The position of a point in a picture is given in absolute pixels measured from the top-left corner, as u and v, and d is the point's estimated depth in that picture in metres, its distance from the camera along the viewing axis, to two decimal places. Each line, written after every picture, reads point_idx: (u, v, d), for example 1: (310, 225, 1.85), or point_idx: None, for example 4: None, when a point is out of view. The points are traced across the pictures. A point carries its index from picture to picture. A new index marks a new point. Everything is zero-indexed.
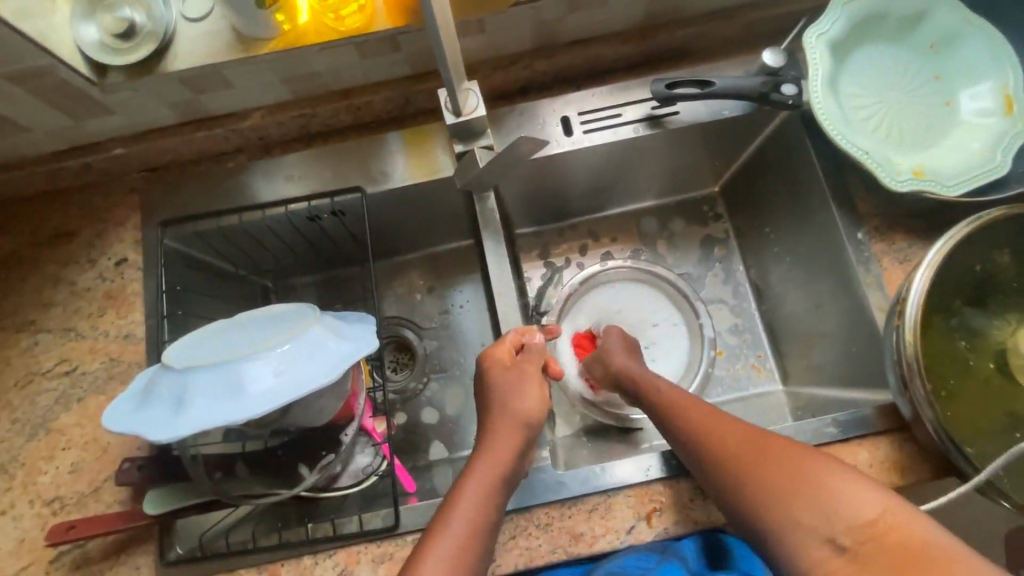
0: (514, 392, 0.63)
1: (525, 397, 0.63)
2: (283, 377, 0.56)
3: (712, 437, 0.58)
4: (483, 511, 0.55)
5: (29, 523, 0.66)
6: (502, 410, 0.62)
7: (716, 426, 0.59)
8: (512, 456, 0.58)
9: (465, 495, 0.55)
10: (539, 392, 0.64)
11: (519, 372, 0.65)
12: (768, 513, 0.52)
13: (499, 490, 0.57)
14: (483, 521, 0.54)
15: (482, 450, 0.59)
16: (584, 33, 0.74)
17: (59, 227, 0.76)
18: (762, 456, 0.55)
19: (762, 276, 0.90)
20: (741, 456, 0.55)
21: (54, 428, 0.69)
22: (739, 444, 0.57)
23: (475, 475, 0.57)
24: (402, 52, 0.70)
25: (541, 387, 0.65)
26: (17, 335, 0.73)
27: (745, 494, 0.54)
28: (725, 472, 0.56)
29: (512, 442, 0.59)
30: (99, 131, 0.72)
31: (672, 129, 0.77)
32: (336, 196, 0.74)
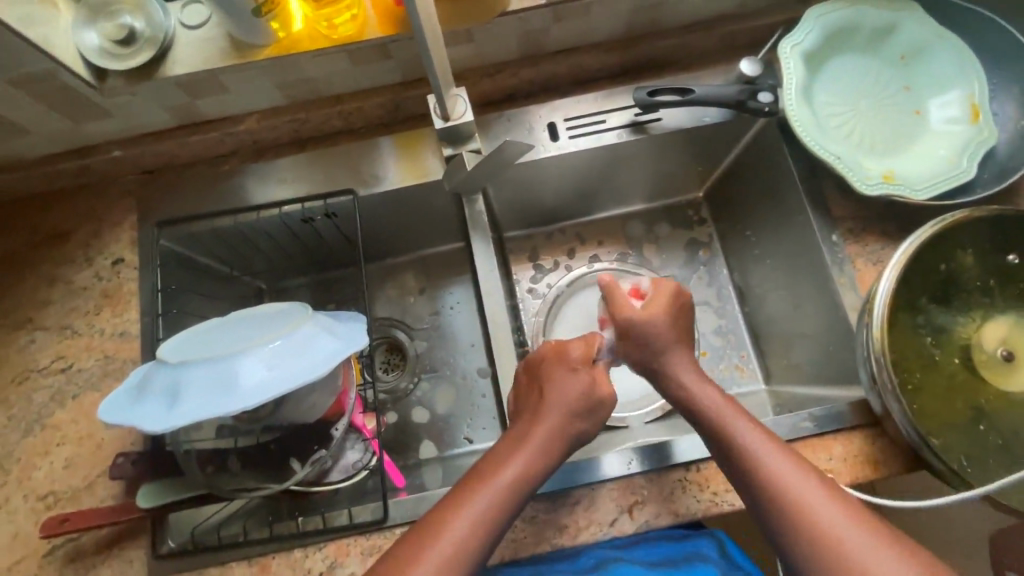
0: (580, 401, 0.61)
1: (581, 414, 0.61)
2: (276, 370, 0.58)
3: (740, 446, 0.56)
4: (502, 507, 0.55)
5: (24, 517, 0.67)
6: (554, 415, 0.60)
7: (745, 434, 0.56)
8: (548, 455, 0.59)
9: (487, 490, 0.55)
10: (595, 411, 0.62)
11: (581, 385, 0.62)
12: (788, 533, 0.51)
13: (524, 485, 0.57)
14: (495, 517, 0.54)
15: (518, 444, 0.59)
16: (569, 42, 0.77)
17: (57, 227, 0.77)
18: (793, 474, 0.53)
19: (745, 278, 0.93)
20: (769, 471, 0.54)
21: (49, 424, 0.71)
22: (767, 456, 0.54)
23: (504, 472, 0.56)
24: (393, 59, 0.72)
25: (599, 407, 0.62)
26: (15, 333, 0.74)
27: (768, 509, 0.53)
28: (748, 482, 0.55)
29: (552, 448, 0.59)
30: (97, 134, 0.74)
31: (655, 135, 0.79)
32: (329, 198, 0.76)
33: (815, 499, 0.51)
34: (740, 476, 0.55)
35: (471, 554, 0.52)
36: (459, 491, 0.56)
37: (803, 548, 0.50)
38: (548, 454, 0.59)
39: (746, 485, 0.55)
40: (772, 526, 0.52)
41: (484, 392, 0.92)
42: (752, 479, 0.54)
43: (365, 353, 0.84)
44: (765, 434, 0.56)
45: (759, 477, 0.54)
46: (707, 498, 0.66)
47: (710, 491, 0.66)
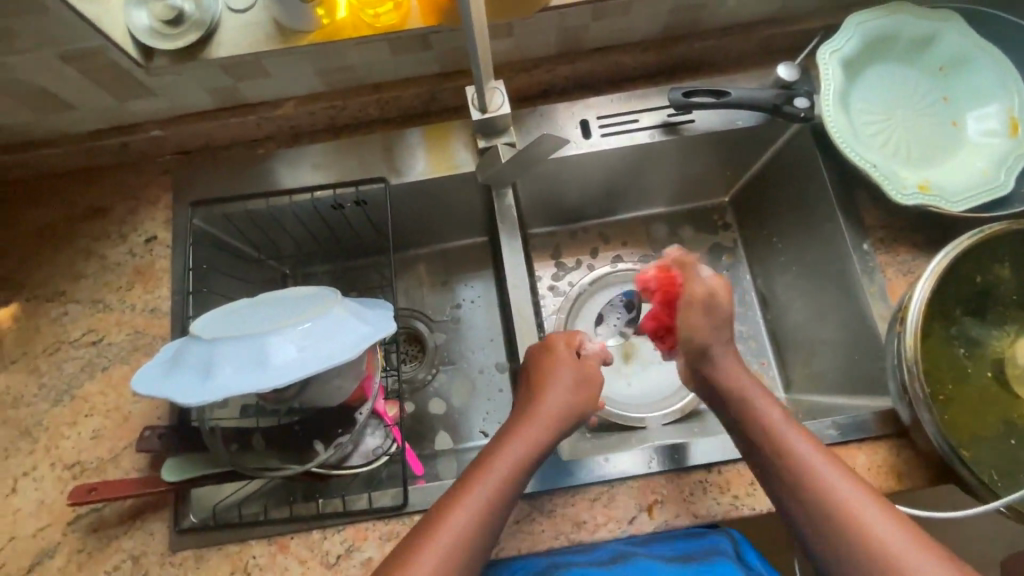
0: (571, 386, 0.64)
1: (573, 398, 0.63)
2: (306, 352, 0.59)
3: (780, 438, 0.57)
4: (500, 492, 0.56)
5: (50, 485, 0.69)
6: (544, 401, 0.62)
7: (782, 428, 0.58)
8: (542, 442, 0.60)
9: (487, 477, 0.56)
10: (585, 392, 0.64)
11: (567, 374, 0.64)
12: (824, 526, 0.52)
13: (518, 474, 0.58)
14: (496, 503, 0.55)
15: (514, 432, 0.60)
16: (606, 41, 0.77)
17: (93, 203, 0.79)
18: (827, 468, 0.54)
19: (769, 285, 0.93)
20: (805, 464, 0.55)
21: (78, 394, 0.72)
22: (805, 450, 0.56)
23: (501, 460, 0.58)
24: (432, 50, 0.73)
25: (590, 389, 0.65)
26: (48, 304, 0.75)
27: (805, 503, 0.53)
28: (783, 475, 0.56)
29: (545, 434, 0.61)
30: (139, 112, 0.76)
31: (688, 136, 0.79)
32: (360, 186, 0.77)
33: (851, 494, 0.52)
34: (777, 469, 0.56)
35: (473, 542, 0.53)
36: (462, 480, 0.57)
37: (839, 541, 0.51)
38: (543, 443, 0.60)
39: (783, 479, 0.56)
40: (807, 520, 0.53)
41: (501, 387, 0.92)
42: (789, 472, 0.55)
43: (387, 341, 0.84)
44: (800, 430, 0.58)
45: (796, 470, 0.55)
46: (728, 500, 0.65)
47: (730, 495, 0.66)
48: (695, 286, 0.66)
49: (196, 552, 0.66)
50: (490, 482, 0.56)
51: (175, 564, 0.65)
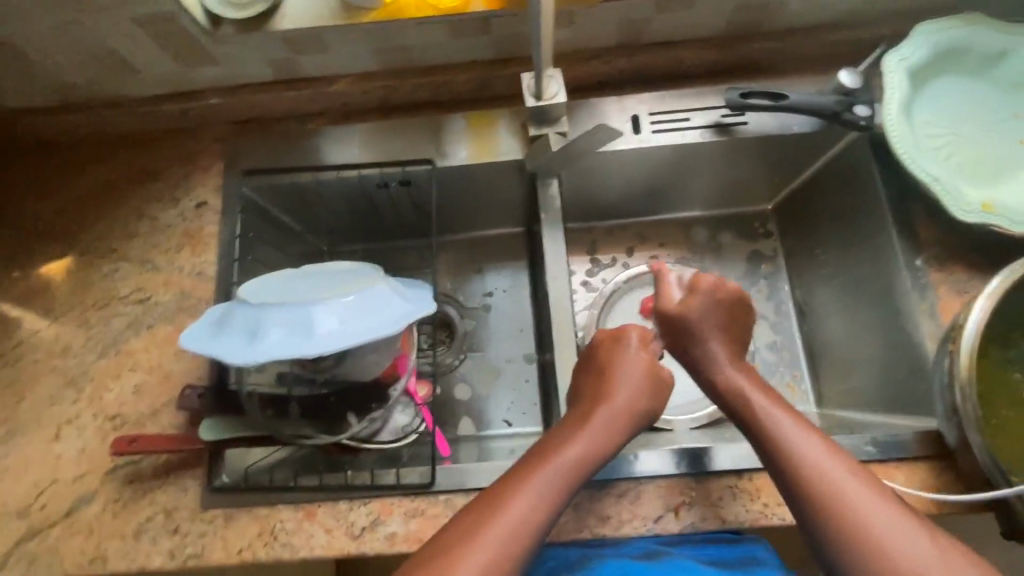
0: (642, 384, 0.64)
1: (643, 394, 0.64)
2: (351, 324, 0.60)
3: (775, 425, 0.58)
4: (564, 481, 0.56)
5: (92, 434, 0.71)
6: (617, 395, 0.63)
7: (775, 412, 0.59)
8: (611, 440, 0.60)
9: (554, 464, 0.57)
10: (653, 390, 0.65)
11: (639, 366, 0.65)
12: (822, 516, 0.52)
13: (583, 469, 0.58)
14: (559, 492, 0.56)
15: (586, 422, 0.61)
16: (664, 37, 0.76)
17: (148, 166, 0.81)
18: (828, 458, 0.55)
19: (809, 296, 0.91)
20: (812, 466, 0.54)
21: (124, 349, 0.74)
22: (804, 438, 0.56)
23: (569, 450, 0.58)
24: (490, 35, 0.74)
25: (658, 390, 0.65)
26: (101, 261, 0.78)
27: (801, 488, 0.54)
28: (777, 462, 0.56)
29: (615, 433, 0.61)
30: (201, 80, 0.78)
31: (739, 138, 0.79)
32: (407, 165, 0.78)
33: (852, 486, 0.52)
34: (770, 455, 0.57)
35: (532, 532, 0.53)
36: (521, 467, 0.57)
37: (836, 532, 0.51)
38: (611, 437, 0.60)
39: (778, 464, 0.56)
40: (802, 508, 0.53)
41: (528, 377, 0.92)
42: (785, 458, 0.55)
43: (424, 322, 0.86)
44: (796, 416, 0.58)
45: (793, 457, 0.55)
46: (757, 508, 0.64)
47: (760, 502, 0.65)
48: (667, 295, 0.69)
49: (226, 512, 0.67)
50: (552, 475, 0.56)
51: (204, 522, 0.67)
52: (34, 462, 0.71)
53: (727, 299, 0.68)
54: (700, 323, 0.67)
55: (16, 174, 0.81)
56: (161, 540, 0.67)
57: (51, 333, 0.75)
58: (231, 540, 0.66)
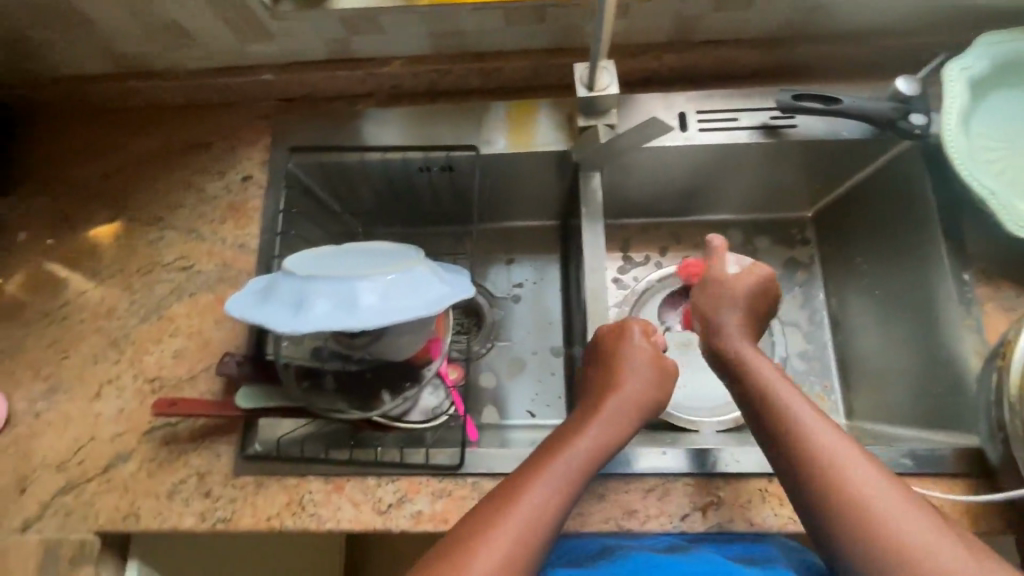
0: (652, 376, 0.65)
1: (652, 386, 0.65)
2: (393, 302, 0.60)
3: (787, 411, 0.57)
4: (576, 472, 0.56)
5: (131, 395, 0.73)
6: (629, 388, 0.63)
7: (789, 400, 0.58)
8: (623, 431, 0.61)
9: (566, 455, 0.57)
10: (664, 380, 0.65)
11: (650, 355, 0.67)
12: (829, 500, 0.51)
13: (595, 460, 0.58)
14: (574, 484, 0.56)
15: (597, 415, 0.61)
16: (717, 35, 0.76)
17: (198, 137, 0.83)
18: (839, 446, 0.53)
19: (845, 306, 0.90)
20: (823, 451, 0.53)
21: (165, 315, 0.76)
22: (815, 426, 0.55)
23: (580, 444, 0.58)
24: (545, 24, 0.74)
25: (666, 378, 0.66)
26: (147, 227, 0.80)
27: (809, 473, 0.53)
28: (785, 446, 0.55)
29: (625, 424, 0.62)
30: (257, 55, 0.79)
31: (787, 141, 0.78)
32: (451, 151, 0.79)
33: (862, 475, 0.51)
34: (779, 440, 0.56)
35: (549, 522, 0.53)
36: (534, 459, 0.57)
37: (843, 517, 0.50)
38: (621, 428, 0.61)
39: (785, 449, 0.55)
40: (808, 493, 0.52)
41: (553, 369, 0.92)
42: (795, 443, 0.55)
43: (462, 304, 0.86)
44: (808, 404, 0.57)
45: (803, 443, 0.54)
46: (786, 514, 0.64)
47: (790, 508, 0.64)
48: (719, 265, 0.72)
49: (257, 479, 0.69)
50: (566, 465, 0.56)
51: (236, 487, 0.69)
52: (74, 418, 0.73)
53: (770, 297, 0.71)
54: (741, 301, 0.69)
55: (71, 139, 0.84)
56: (192, 502, 0.68)
57: (96, 295, 0.77)
58: (261, 507, 0.68)
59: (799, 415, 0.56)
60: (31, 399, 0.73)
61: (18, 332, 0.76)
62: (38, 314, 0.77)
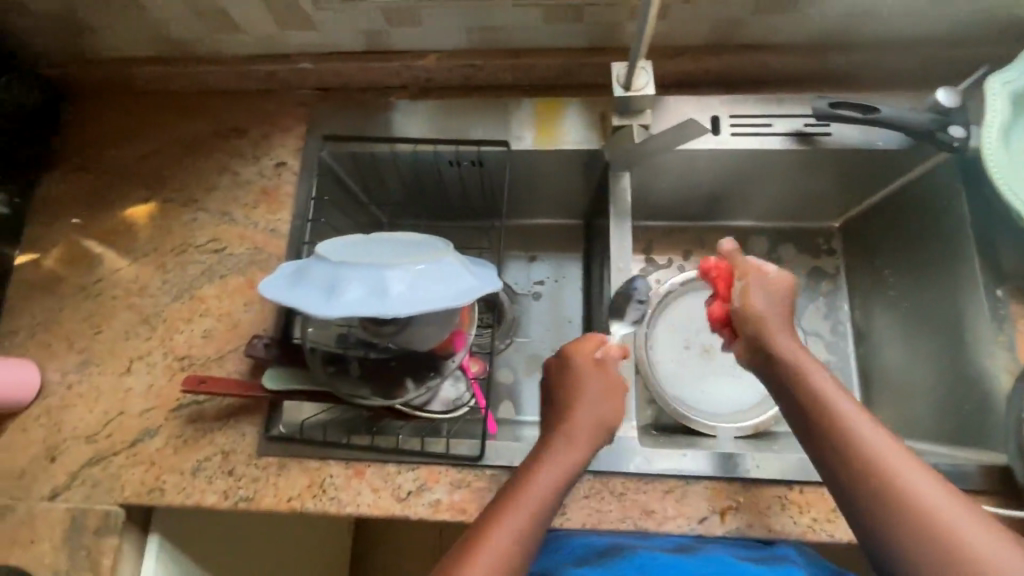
0: (601, 396, 0.63)
1: (602, 403, 0.62)
2: (422, 291, 0.61)
3: (829, 403, 0.54)
4: (541, 501, 0.55)
5: (160, 371, 0.75)
6: (585, 408, 0.62)
7: (832, 393, 0.54)
8: (582, 451, 0.59)
9: (530, 485, 0.56)
10: (616, 400, 0.63)
11: (606, 369, 0.64)
12: (854, 480, 0.50)
13: (561, 485, 0.57)
14: (539, 516, 0.54)
15: (558, 445, 0.59)
16: (755, 40, 0.76)
17: (234, 122, 0.84)
18: (884, 441, 0.50)
19: (869, 318, 0.89)
20: (849, 433, 0.51)
21: (196, 295, 0.77)
22: (858, 420, 0.52)
23: (539, 475, 0.57)
24: (583, 23, 0.75)
25: (619, 396, 0.63)
26: (181, 209, 0.81)
27: (840, 458, 0.51)
28: (826, 440, 0.52)
29: (581, 445, 0.59)
30: (297, 44, 0.81)
31: (821, 148, 0.77)
32: (483, 146, 0.79)
33: (889, 458, 0.49)
34: (820, 434, 0.53)
35: (523, 553, 0.51)
36: (501, 495, 0.56)
37: (889, 516, 0.47)
38: (578, 449, 0.59)
39: (826, 443, 0.52)
40: (850, 489, 0.50)
41: None
42: (838, 438, 0.52)
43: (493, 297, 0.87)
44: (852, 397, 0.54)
45: (847, 437, 0.51)
46: (806, 522, 0.64)
47: (809, 517, 0.64)
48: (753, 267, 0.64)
49: (280, 460, 0.70)
50: (531, 494, 0.55)
51: (258, 467, 0.70)
52: (104, 392, 0.74)
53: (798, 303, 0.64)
54: (775, 313, 0.61)
55: (111, 119, 0.86)
56: (215, 480, 0.69)
57: (130, 273, 0.79)
58: (283, 488, 0.69)
59: (842, 407, 0.53)
60: (65, 370, 0.76)
61: (55, 305, 0.78)
62: (75, 288, 0.79)
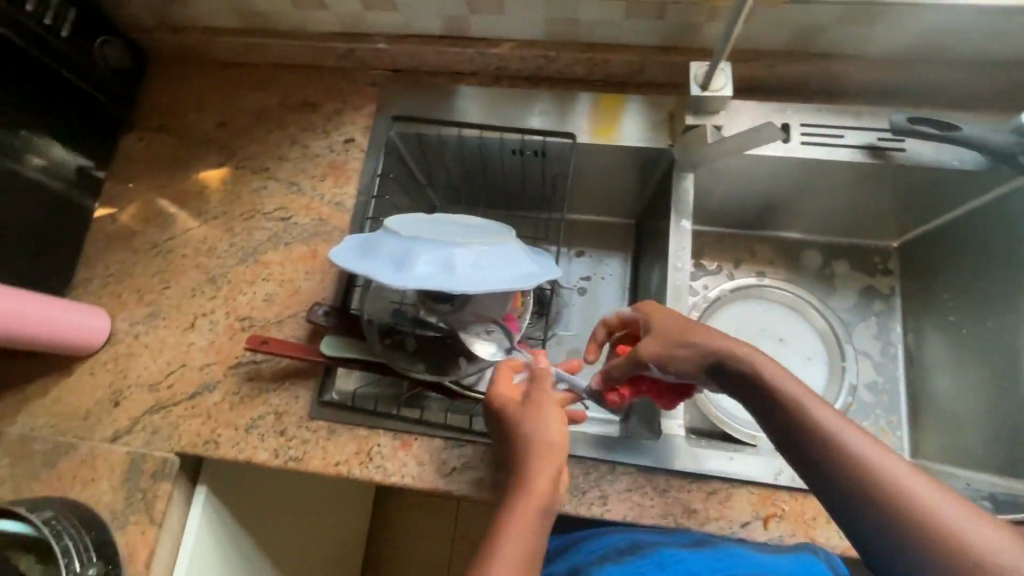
0: (532, 419, 0.57)
1: (532, 422, 0.57)
2: (487, 272, 0.61)
3: (809, 421, 0.49)
4: (518, 533, 0.50)
5: (222, 329, 0.78)
6: (530, 442, 0.56)
7: (801, 397, 0.51)
8: (540, 478, 0.54)
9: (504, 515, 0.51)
10: (547, 416, 0.58)
11: (540, 400, 0.59)
12: (835, 482, 0.46)
13: (536, 515, 0.52)
14: (524, 551, 0.49)
15: (514, 490, 0.53)
16: (835, 49, 0.75)
17: (308, 97, 0.87)
18: (871, 447, 0.46)
19: (923, 342, 0.87)
20: (818, 431, 0.48)
21: (261, 260, 0.80)
22: (839, 429, 0.48)
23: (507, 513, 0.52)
24: (663, 21, 0.75)
25: (549, 412, 0.58)
26: (252, 176, 0.84)
27: (817, 459, 0.48)
28: (813, 458, 0.48)
29: (532, 469, 0.54)
30: (377, 24, 0.83)
31: (893, 163, 0.76)
32: (549, 138, 0.80)
33: (863, 450, 0.46)
34: (804, 452, 0.49)
35: None
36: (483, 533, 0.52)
37: (895, 531, 0.43)
38: (534, 475, 0.54)
39: (818, 468, 0.48)
40: (851, 513, 0.45)
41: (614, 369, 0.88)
42: (825, 454, 0.47)
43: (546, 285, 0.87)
44: (826, 404, 0.50)
45: (833, 453, 0.47)
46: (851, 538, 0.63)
47: None
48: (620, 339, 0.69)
49: (330, 425, 0.72)
50: (507, 525, 0.51)
51: (309, 430, 0.72)
52: (168, 344, 0.78)
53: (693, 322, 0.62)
54: (691, 348, 0.59)
55: (193, 86, 0.89)
56: (267, 438, 0.72)
57: (200, 233, 0.82)
58: (331, 452, 0.71)
59: (820, 417, 0.49)
60: (134, 321, 0.79)
61: (128, 258, 0.82)
62: (147, 243, 0.82)
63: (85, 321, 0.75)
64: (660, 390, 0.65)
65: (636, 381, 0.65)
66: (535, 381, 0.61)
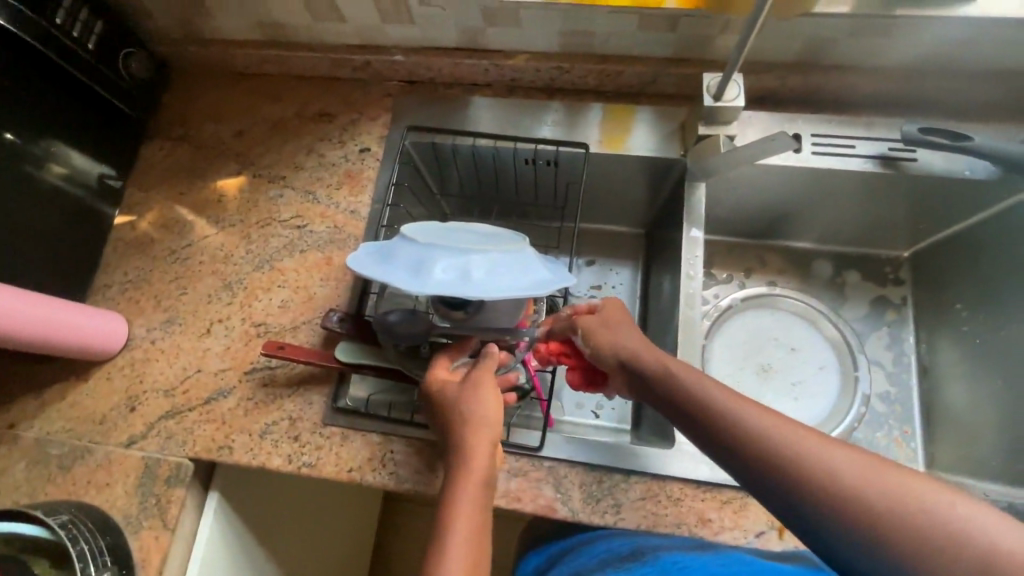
0: (467, 401, 0.59)
1: (464, 403, 0.59)
2: (499, 278, 0.61)
3: (735, 420, 0.47)
4: (467, 520, 0.52)
5: (237, 336, 0.78)
6: (465, 422, 0.58)
7: (723, 397, 0.49)
8: (476, 458, 0.56)
9: (450, 505, 0.53)
10: (480, 394, 0.60)
11: (475, 379, 0.61)
12: (775, 485, 0.44)
13: (479, 496, 0.54)
14: (473, 536, 0.51)
15: (455, 477, 0.55)
16: (845, 61, 0.77)
17: (324, 108, 0.89)
18: (817, 445, 0.44)
19: (936, 352, 0.87)
20: (749, 429, 0.46)
21: (277, 267, 0.81)
22: (778, 430, 0.45)
23: (453, 502, 0.53)
24: (675, 34, 0.77)
25: (486, 388, 0.60)
26: (268, 185, 0.86)
27: (755, 464, 0.45)
28: (755, 469, 0.45)
29: (468, 449, 0.57)
30: (392, 37, 0.85)
31: (905, 173, 0.77)
32: (562, 147, 0.81)
33: (793, 442, 0.44)
34: (753, 466, 0.45)
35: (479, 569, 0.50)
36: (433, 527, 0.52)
37: (843, 520, 0.40)
38: (470, 456, 0.56)
39: (757, 472, 0.45)
40: (803, 515, 0.42)
41: None
42: (766, 458, 0.45)
43: (559, 292, 0.87)
44: (767, 407, 0.47)
45: (767, 453, 0.45)
46: None
47: None
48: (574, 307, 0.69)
49: (343, 431, 0.72)
50: (455, 514, 0.52)
51: (322, 436, 0.72)
52: (184, 350, 0.78)
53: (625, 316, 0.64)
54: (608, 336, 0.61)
55: (212, 98, 0.92)
56: (281, 444, 0.72)
57: (217, 240, 0.83)
58: (344, 458, 0.71)
59: (754, 421, 0.47)
60: (150, 327, 0.80)
61: (146, 265, 0.83)
62: (164, 251, 0.84)
63: (65, 317, 0.71)
64: (580, 366, 0.67)
65: (567, 350, 0.68)
66: (478, 362, 0.64)
